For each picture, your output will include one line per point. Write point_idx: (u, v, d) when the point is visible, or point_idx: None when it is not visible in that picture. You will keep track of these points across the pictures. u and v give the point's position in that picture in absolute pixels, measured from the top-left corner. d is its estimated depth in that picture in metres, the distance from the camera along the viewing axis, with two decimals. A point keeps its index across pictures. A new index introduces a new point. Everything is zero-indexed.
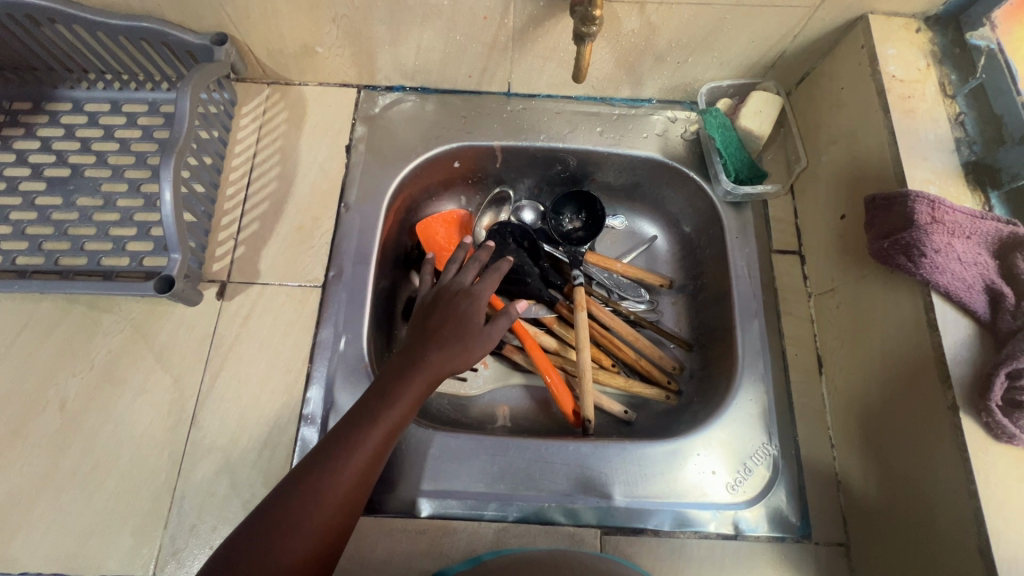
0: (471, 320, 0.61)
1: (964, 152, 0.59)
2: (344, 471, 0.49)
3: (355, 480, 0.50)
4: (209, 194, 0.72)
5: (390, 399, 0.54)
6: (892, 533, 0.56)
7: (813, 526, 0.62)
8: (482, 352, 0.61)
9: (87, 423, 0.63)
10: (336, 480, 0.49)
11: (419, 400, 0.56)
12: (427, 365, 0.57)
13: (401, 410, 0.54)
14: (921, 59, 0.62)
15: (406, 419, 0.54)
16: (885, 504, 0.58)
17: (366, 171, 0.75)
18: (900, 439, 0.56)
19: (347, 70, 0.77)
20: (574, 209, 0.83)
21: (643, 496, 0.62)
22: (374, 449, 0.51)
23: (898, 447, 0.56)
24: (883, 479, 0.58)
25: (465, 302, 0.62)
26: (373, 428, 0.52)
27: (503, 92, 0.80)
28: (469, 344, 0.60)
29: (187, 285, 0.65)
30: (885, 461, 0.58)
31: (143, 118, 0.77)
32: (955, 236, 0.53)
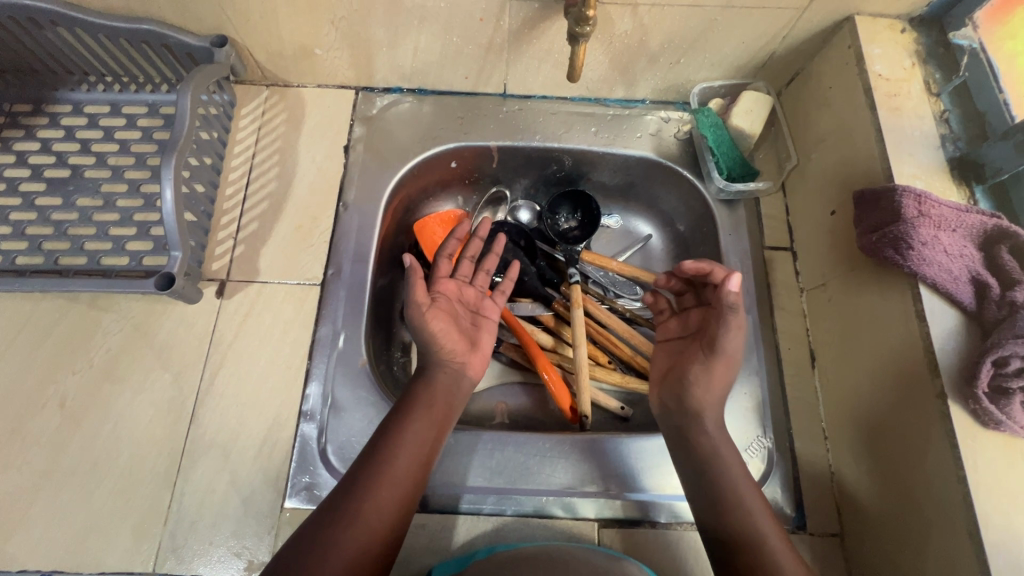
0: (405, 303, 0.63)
1: (949, 148, 0.60)
2: (378, 491, 0.52)
3: (392, 513, 0.52)
4: (209, 194, 0.72)
5: (404, 430, 0.56)
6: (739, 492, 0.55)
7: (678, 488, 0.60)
8: (429, 319, 0.61)
9: (87, 420, 0.63)
10: (373, 498, 0.51)
11: (434, 420, 0.58)
12: (428, 393, 0.60)
13: (416, 440, 0.56)
14: (906, 58, 0.64)
15: (429, 439, 0.57)
16: (725, 464, 0.56)
17: (365, 170, 0.76)
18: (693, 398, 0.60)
19: (345, 72, 0.78)
20: (570, 208, 0.84)
21: (642, 490, 0.63)
22: (406, 484, 0.54)
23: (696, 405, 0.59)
24: (713, 437, 0.58)
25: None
26: (394, 464, 0.54)
27: (498, 94, 0.81)
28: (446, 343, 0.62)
29: (187, 283, 0.65)
30: (694, 420, 0.59)
31: (143, 120, 0.78)
32: (941, 229, 0.54)
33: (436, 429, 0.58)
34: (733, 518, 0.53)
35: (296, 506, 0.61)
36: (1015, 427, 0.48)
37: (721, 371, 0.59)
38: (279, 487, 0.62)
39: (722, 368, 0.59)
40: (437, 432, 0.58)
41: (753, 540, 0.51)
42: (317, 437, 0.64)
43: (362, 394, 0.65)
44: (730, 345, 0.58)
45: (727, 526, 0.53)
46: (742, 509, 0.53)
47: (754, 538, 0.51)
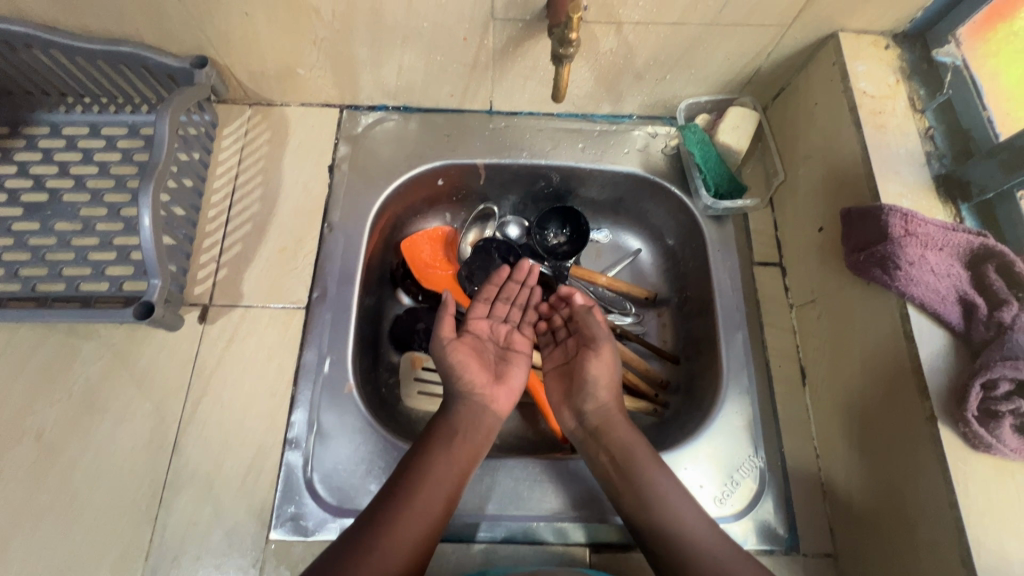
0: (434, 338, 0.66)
1: (934, 166, 0.60)
2: (404, 529, 0.53)
3: (408, 557, 0.52)
4: (190, 217, 0.71)
5: (423, 472, 0.57)
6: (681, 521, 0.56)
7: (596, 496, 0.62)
8: (455, 353, 0.64)
9: (66, 452, 0.62)
10: (399, 534, 0.53)
11: (460, 455, 0.60)
12: (444, 431, 0.61)
13: (431, 477, 0.57)
14: (890, 75, 0.64)
15: (455, 474, 0.58)
16: (665, 492, 0.58)
17: (350, 191, 0.75)
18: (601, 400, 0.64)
19: (329, 91, 0.77)
20: (559, 224, 0.83)
21: None
22: (425, 525, 0.54)
23: (607, 402, 0.64)
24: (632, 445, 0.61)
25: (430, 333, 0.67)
26: (409, 506, 0.55)
27: (484, 110, 0.80)
28: (463, 377, 0.63)
29: (167, 310, 0.64)
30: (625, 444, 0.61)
31: (123, 141, 0.76)
32: (928, 248, 0.54)
33: (452, 465, 0.59)
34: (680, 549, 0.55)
35: (281, 538, 0.60)
36: (1005, 450, 0.48)
37: (613, 365, 0.65)
38: (263, 517, 0.61)
39: (612, 360, 0.65)
40: (455, 468, 0.59)
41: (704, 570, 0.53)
42: (303, 465, 0.62)
43: (350, 420, 0.64)
44: (607, 338, 0.66)
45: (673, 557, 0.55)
46: (693, 541, 0.55)
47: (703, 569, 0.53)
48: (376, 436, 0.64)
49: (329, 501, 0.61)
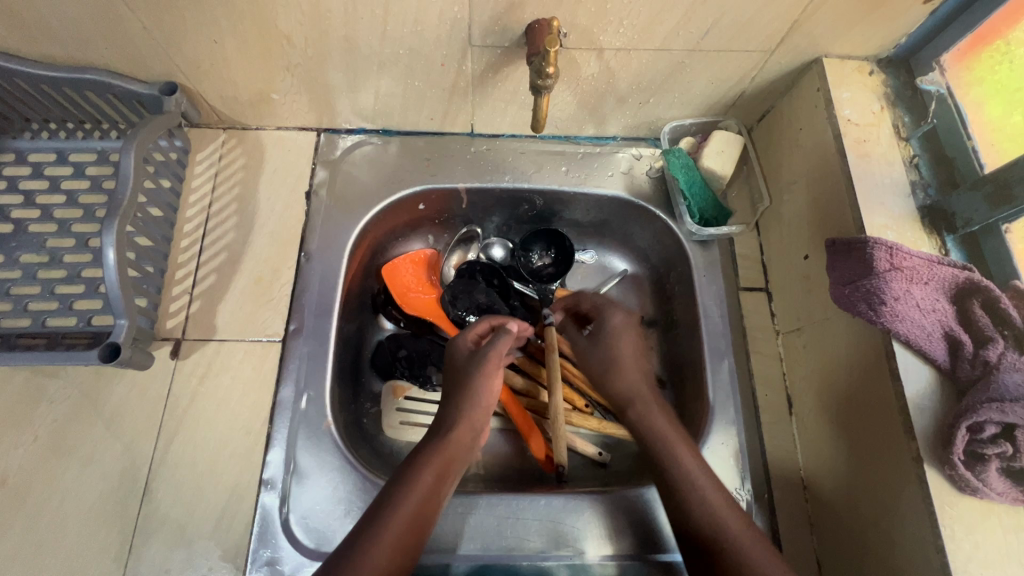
0: (465, 357, 0.64)
1: (919, 196, 0.59)
2: (379, 550, 0.49)
3: None
4: (160, 248, 0.69)
5: (409, 490, 0.53)
6: (733, 536, 0.52)
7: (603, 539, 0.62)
8: (488, 376, 0.62)
9: (31, 498, 0.60)
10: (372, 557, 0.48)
11: (443, 481, 0.56)
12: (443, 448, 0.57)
13: (423, 494, 0.54)
14: (875, 102, 0.63)
15: (435, 500, 0.55)
16: (703, 487, 0.55)
17: (327, 218, 0.73)
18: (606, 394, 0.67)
19: (305, 115, 0.75)
20: (544, 245, 0.82)
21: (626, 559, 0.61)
22: (398, 549, 0.50)
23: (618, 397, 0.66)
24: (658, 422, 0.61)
25: (456, 351, 0.65)
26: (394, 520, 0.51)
27: (466, 133, 0.79)
28: (480, 401, 0.61)
29: (136, 349, 0.61)
30: (665, 442, 0.59)
31: (91, 168, 0.74)
32: (914, 283, 0.53)
33: (441, 486, 0.55)
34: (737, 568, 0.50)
35: None
36: (991, 493, 0.47)
37: (607, 360, 0.68)
38: (238, 562, 0.59)
39: (598, 356, 0.69)
40: (440, 492, 0.55)
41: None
42: (278, 507, 0.61)
43: (326, 459, 0.63)
44: (580, 343, 0.72)
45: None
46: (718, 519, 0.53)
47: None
48: (355, 474, 0.62)
49: (306, 544, 0.59)
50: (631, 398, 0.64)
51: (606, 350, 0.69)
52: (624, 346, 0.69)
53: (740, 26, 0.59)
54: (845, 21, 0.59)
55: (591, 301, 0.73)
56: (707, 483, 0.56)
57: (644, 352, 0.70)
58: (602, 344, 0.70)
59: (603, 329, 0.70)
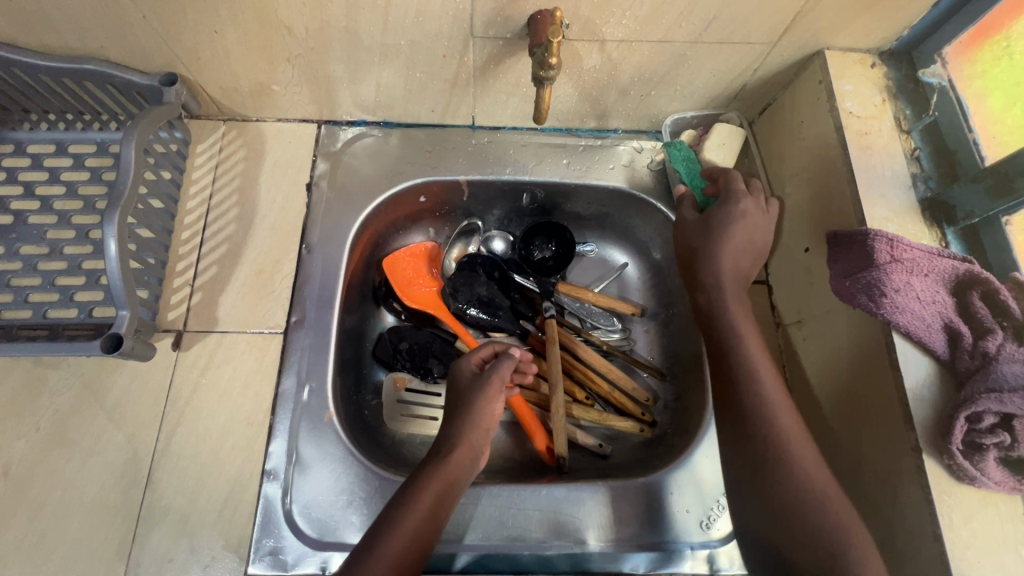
0: (468, 381, 0.65)
1: (920, 188, 0.59)
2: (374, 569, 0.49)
3: None
4: (161, 240, 0.69)
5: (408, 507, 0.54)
6: (790, 451, 0.53)
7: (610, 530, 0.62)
8: (489, 398, 0.63)
9: (34, 489, 0.60)
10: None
11: (444, 499, 0.56)
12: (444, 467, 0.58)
13: (423, 513, 0.54)
14: (876, 95, 0.63)
15: (436, 518, 0.54)
16: (776, 413, 0.54)
17: (328, 210, 0.73)
18: (687, 271, 0.64)
19: (306, 107, 0.75)
20: (545, 238, 0.82)
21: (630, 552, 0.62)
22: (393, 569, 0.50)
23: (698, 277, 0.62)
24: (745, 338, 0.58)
25: (460, 375, 0.66)
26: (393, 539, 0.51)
27: (467, 125, 0.79)
28: (481, 422, 0.62)
29: (138, 340, 0.61)
30: (749, 368, 0.56)
31: (91, 159, 0.74)
32: (913, 274, 0.54)
33: (443, 504, 0.56)
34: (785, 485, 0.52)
35: (260, 572, 0.58)
36: (989, 482, 0.48)
37: (703, 240, 0.62)
38: (242, 551, 0.59)
39: (700, 240, 0.63)
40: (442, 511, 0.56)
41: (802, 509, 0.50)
42: (281, 497, 0.61)
43: (329, 450, 0.63)
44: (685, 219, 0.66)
45: (780, 494, 0.52)
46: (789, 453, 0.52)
47: (808, 506, 0.50)
48: (357, 464, 0.62)
49: (308, 534, 0.60)
50: (719, 282, 0.60)
51: (715, 231, 0.62)
52: (739, 230, 0.61)
53: (743, 18, 0.59)
54: (847, 14, 0.59)
55: (728, 184, 0.64)
56: (779, 400, 0.55)
57: (772, 236, 0.64)
58: (712, 227, 0.62)
59: (732, 204, 0.62)
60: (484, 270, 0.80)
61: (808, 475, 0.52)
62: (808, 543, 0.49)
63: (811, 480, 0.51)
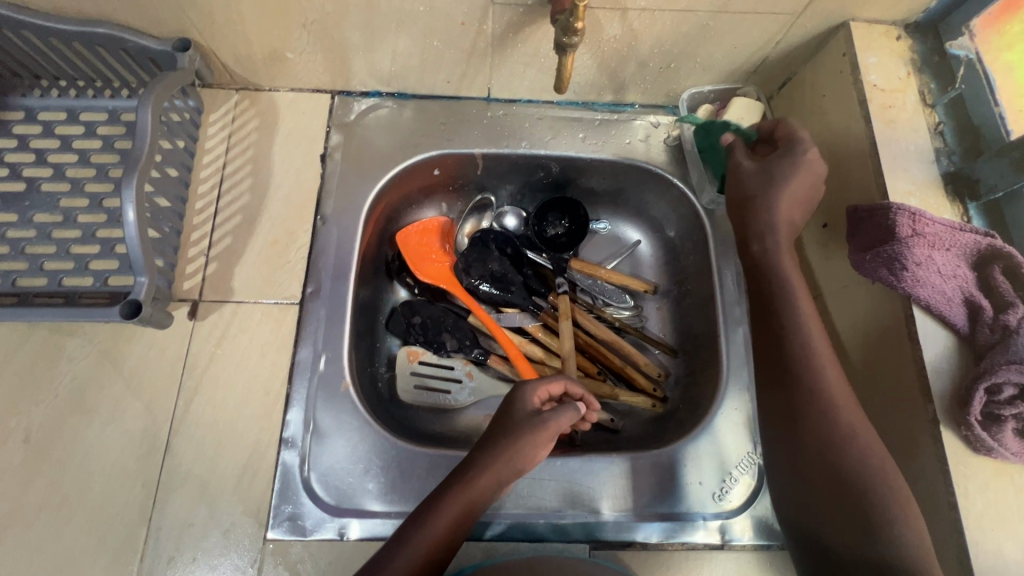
0: (527, 414, 0.58)
1: (943, 163, 0.59)
2: None
3: None
4: (176, 209, 0.68)
5: (425, 531, 0.50)
6: (823, 386, 0.53)
7: (624, 500, 0.63)
8: (537, 444, 0.56)
9: (55, 454, 0.60)
10: None
11: (461, 527, 0.52)
12: (469, 497, 0.53)
13: (438, 539, 0.50)
14: (901, 68, 0.62)
15: (448, 547, 0.51)
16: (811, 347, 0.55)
17: (343, 181, 0.73)
18: (742, 213, 0.61)
19: (320, 76, 0.74)
20: (558, 214, 0.82)
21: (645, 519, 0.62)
22: None
23: (753, 223, 0.60)
24: (787, 275, 0.58)
25: (521, 401, 0.59)
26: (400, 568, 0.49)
27: (482, 98, 0.78)
28: (524, 459, 0.55)
29: (155, 308, 0.61)
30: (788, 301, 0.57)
31: (103, 128, 0.73)
32: (935, 249, 0.53)
33: (459, 533, 0.52)
34: (823, 431, 0.52)
35: (278, 537, 0.59)
36: (1006, 453, 0.48)
37: (761, 187, 0.60)
38: (260, 517, 0.60)
39: (758, 184, 0.60)
40: (453, 543, 0.52)
41: (836, 449, 0.52)
42: (299, 465, 0.62)
43: (346, 419, 0.63)
44: (741, 162, 0.62)
45: (810, 431, 0.53)
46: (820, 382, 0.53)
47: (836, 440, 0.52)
48: (374, 434, 0.63)
49: (326, 500, 0.61)
50: (773, 228, 0.59)
51: (776, 180, 0.59)
52: (800, 180, 0.59)
53: None
54: None
55: (788, 133, 0.62)
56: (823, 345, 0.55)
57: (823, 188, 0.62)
58: (773, 174, 0.60)
59: (794, 152, 0.60)
60: (498, 244, 0.80)
61: (843, 419, 0.52)
62: (831, 474, 0.51)
63: (844, 423, 0.52)
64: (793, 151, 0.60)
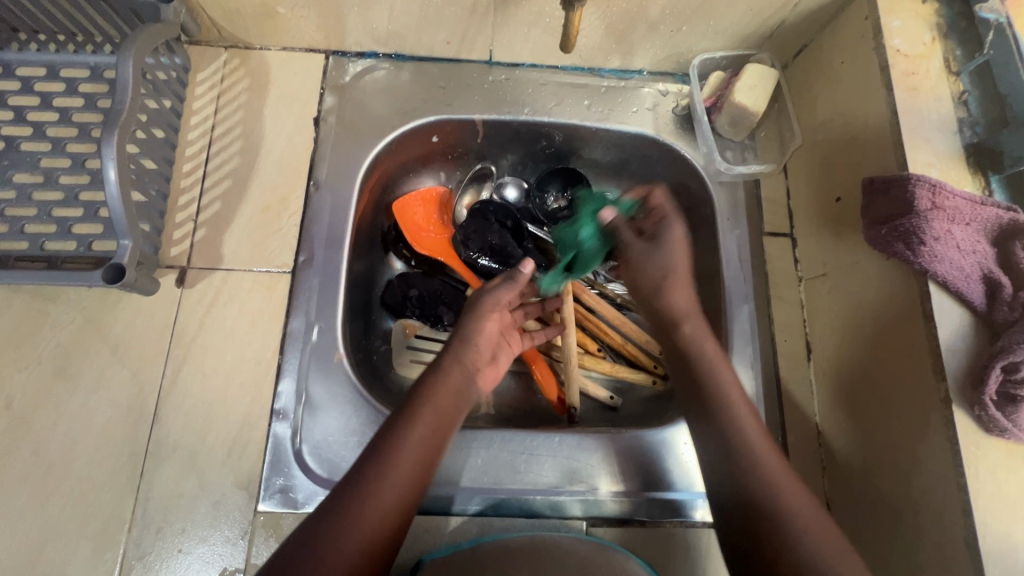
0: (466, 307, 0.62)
1: (966, 134, 0.56)
2: (387, 481, 0.48)
3: (387, 517, 0.47)
4: (163, 171, 0.65)
5: (408, 418, 0.52)
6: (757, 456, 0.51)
7: (623, 478, 0.62)
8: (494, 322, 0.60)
9: (38, 422, 0.59)
10: (380, 488, 0.47)
11: (445, 407, 0.54)
12: (437, 388, 0.55)
13: (426, 419, 0.52)
14: (926, 33, 0.59)
15: (442, 426, 0.53)
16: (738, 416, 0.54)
17: (337, 145, 0.70)
18: (658, 303, 0.63)
19: (313, 34, 0.70)
20: (560, 186, 0.79)
21: (644, 494, 0.61)
22: (405, 477, 0.49)
23: (665, 311, 0.63)
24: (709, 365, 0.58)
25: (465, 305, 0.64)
26: (392, 466, 0.49)
27: (484, 61, 0.75)
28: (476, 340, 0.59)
29: (140, 273, 0.59)
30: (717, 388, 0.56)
31: (85, 85, 0.69)
32: (955, 223, 0.51)
33: (448, 411, 0.54)
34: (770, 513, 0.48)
35: (270, 509, 0.58)
36: (1019, 434, 0.46)
37: (655, 278, 0.63)
38: (251, 489, 0.59)
39: (656, 272, 0.64)
40: (446, 422, 0.54)
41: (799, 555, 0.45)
42: (291, 437, 0.60)
43: (340, 392, 0.62)
44: (631, 251, 0.65)
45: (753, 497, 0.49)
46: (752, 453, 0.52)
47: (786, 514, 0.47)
48: (368, 407, 0.61)
49: (318, 473, 0.59)
50: (683, 316, 0.62)
51: (654, 253, 0.64)
52: (675, 251, 0.64)
53: None
54: None
55: (661, 203, 0.66)
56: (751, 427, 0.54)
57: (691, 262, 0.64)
58: (651, 250, 0.64)
59: (664, 229, 0.65)
60: (495, 213, 0.77)
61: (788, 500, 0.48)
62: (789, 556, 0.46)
63: (797, 519, 0.47)
64: (655, 227, 0.66)
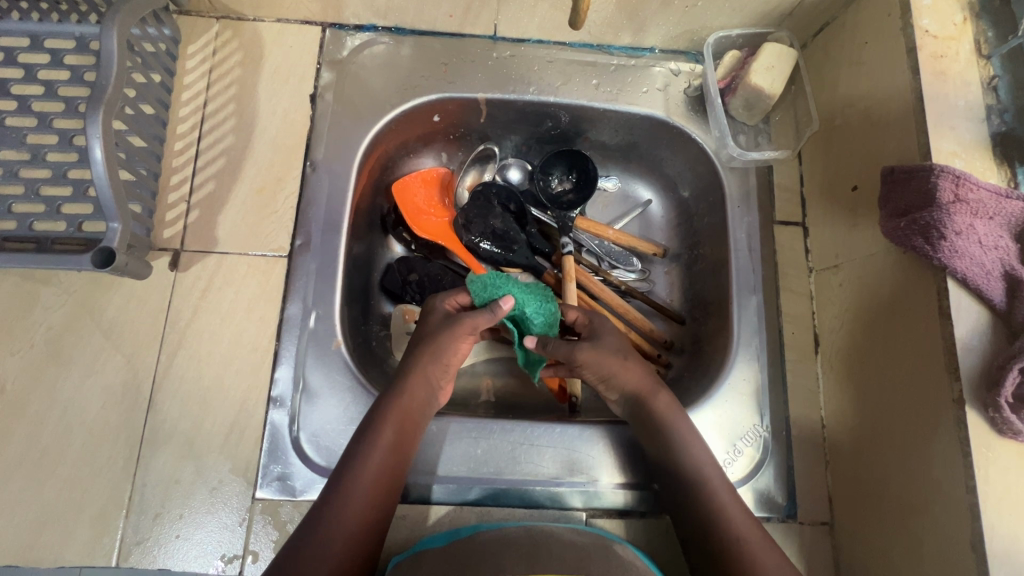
0: (437, 324, 0.60)
1: (994, 122, 0.53)
2: (346, 517, 0.51)
3: (351, 548, 0.51)
4: (153, 150, 0.63)
5: (365, 451, 0.54)
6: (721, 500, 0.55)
7: (622, 470, 0.61)
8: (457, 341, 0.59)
9: (31, 406, 0.58)
10: (342, 523, 0.51)
11: (402, 435, 0.56)
12: (396, 413, 0.56)
13: (384, 451, 0.55)
14: (958, 12, 0.56)
15: (399, 453, 0.55)
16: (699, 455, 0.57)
17: (335, 123, 0.67)
18: (625, 379, 0.60)
19: (309, 5, 0.67)
20: (565, 168, 0.76)
21: (643, 485, 0.61)
22: (364, 511, 0.52)
23: (630, 387, 0.60)
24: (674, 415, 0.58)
25: (430, 316, 0.62)
26: (351, 502, 0.52)
27: (488, 36, 0.71)
28: (442, 361, 0.59)
29: (131, 257, 0.57)
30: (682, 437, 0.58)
31: (70, 57, 0.66)
32: (978, 217, 0.49)
33: (405, 437, 0.56)
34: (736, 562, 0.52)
35: (267, 497, 0.57)
36: None
37: (618, 363, 0.59)
38: (249, 477, 0.58)
39: (613, 364, 0.59)
40: (404, 450, 0.56)
41: None
42: (288, 425, 0.59)
43: (339, 379, 0.60)
44: (584, 350, 0.58)
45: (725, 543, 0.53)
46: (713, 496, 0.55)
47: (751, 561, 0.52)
48: (366, 395, 0.60)
49: (316, 461, 0.59)
50: (653, 387, 0.60)
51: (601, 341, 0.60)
52: (614, 340, 0.62)
53: None
54: None
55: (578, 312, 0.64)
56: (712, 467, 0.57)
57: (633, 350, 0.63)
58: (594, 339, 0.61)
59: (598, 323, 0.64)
60: (495, 193, 0.75)
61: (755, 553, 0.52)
62: None
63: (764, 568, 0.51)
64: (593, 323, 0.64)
